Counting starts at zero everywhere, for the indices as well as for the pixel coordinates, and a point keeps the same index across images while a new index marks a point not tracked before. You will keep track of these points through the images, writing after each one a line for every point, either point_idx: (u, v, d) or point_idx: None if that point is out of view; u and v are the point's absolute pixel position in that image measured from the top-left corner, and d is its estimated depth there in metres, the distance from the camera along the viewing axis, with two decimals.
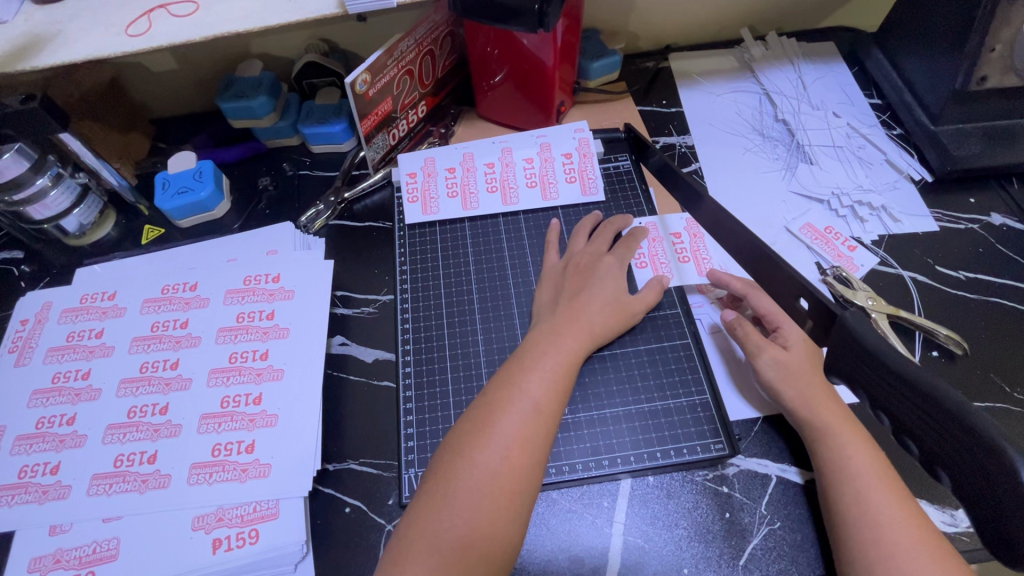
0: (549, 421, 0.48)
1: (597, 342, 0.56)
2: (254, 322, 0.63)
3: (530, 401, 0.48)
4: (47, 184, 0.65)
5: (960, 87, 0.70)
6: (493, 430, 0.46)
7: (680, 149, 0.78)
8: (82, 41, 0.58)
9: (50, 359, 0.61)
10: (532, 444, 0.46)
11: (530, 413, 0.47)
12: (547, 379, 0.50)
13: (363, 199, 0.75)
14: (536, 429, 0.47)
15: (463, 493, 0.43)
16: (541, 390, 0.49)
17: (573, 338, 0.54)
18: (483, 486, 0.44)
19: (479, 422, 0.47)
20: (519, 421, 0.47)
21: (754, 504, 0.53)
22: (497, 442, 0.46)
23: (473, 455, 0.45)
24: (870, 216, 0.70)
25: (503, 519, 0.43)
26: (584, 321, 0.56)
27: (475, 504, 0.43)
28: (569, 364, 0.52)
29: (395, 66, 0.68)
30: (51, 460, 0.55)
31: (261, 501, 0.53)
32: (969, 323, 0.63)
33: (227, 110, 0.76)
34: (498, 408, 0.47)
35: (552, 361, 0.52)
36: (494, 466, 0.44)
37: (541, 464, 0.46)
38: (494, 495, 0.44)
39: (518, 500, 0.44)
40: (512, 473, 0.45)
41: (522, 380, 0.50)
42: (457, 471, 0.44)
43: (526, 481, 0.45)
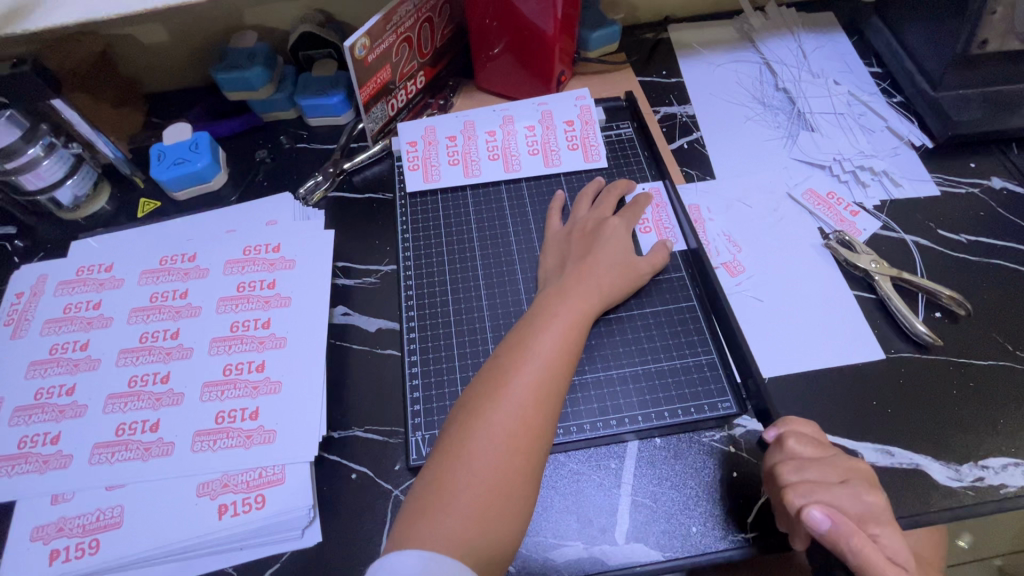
0: (562, 380, 0.48)
1: (607, 301, 0.56)
2: (254, 291, 0.62)
3: (543, 360, 0.48)
4: (39, 153, 0.63)
5: (960, 51, 0.70)
6: (507, 389, 0.46)
7: (681, 118, 0.78)
8: (74, 2, 0.57)
9: (46, 331, 0.60)
10: (546, 402, 0.46)
11: (543, 372, 0.47)
12: (560, 339, 0.50)
13: (362, 170, 0.74)
14: (549, 388, 0.47)
15: (479, 451, 0.43)
16: (553, 349, 0.49)
17: (581, 299, 0.54)
18: (499, 444, 0.44)
19: (493, 382, 0.47)
20: (532, 380, 0.47)
21: (762, 462, 0.53)
22: (511, 401, 0.45)
23: (487, 414, 0.45)
24: (872, 181, 0.71)
25: (519, 476, 0.43)
26: (592, 283, 0.55)
27: (492, 462, 0.43)
28: (580, 325, 0.52)
29: (393, 32, 0.67)
30: (51, 430, 0.54)
31: (267, 467, 0.53)
32: (971, 285, 0.63)
33: (223, 80, 0.74)
34: (511, 368, 0.47)
35: (562, 323, 0.51)
36: (509, 425, 0.44)
37: (554, 422, 0.46)
38: (509, 453, 0.44)
39: (534, 458, 0.44)
40: (528, 430, 0.45)
41: (534, 341, 0.49)
42: (471, 429, 0.44)
43: (540, 439, 0.45)
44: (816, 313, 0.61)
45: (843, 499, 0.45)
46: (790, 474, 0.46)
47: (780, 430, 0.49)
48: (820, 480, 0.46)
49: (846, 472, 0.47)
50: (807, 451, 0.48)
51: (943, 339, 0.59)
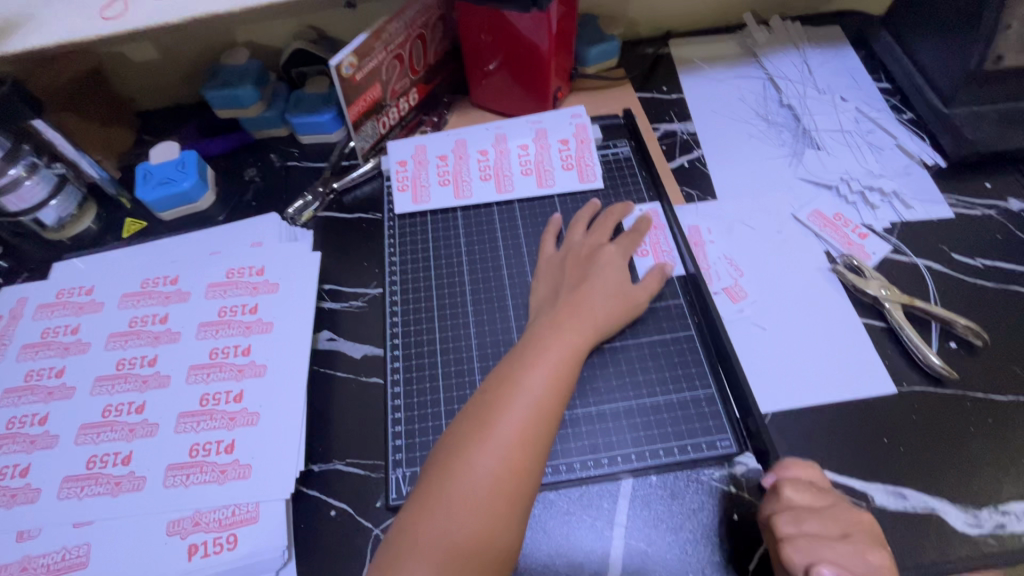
0: (552, 418, 0.45)
1: (602, 333, 0.53)
2: (236, 316, 0.60)
3: (533, 397, 0.45)
4: (21, 174, 0.62)
5: (974, 67, 0.67)
6: (493, 428, 0.43)
7: (681, 136, 0.75)
8: (57, 25, 0.56)
9: (23, 357, 0.59)
10: (533, 444, 0.43)
11: (532, 411, 0.44)
12: (551, 374, 0.47)
13: (353, 190, 0.72)
14: (538, 427, 0.44)
15: (460, 497, 0.41)
16: (544, 386, 0.46)
17: (575, 333, 0.51)
18: (481, 490, 0.41)
19: (478, 420, 0.44)
20: (520, 420, 0.44)
21: (764, 504, 0.50)
22: (496, 443, 0.42)
23: (470, 457, 0.42)
24: (881, 203, 0.67)
25: (501, 523, 0.41)
26: (586, 312, 0.53)
27: (473, 508, 0.40)
28: (574, 358, 0.49)
29: (383, 50, 0.65)
30: (21, 462, 0.52)
31: (241, 504, 0.50)
32: (988, 314, 0.59)
33: (212, 98, 0.73)
34: (498, 404, 0.44)
35: (554, 356, 0.48)
36: (493, 470, 0.41)
37: (542, 465, 0.44)
38: (492, 499, 0.41)
39: (518, 503, 0.42)
40: (512, 475, 0.42)
41: (524, 376, 0.46)
42: (453, 471, 0.42)
43: (525, 483, 0.42)
44: (823, 343, 0.58)
45: (849, 557, 0.43)
46: (786, 526, 0.44)
47: (779, 476, 0.47)
48: (822, 534, 0.44)
49: (848, 525, 0.44)
50: (805, 499, 0.46)
51: (959, 372, 0.56)
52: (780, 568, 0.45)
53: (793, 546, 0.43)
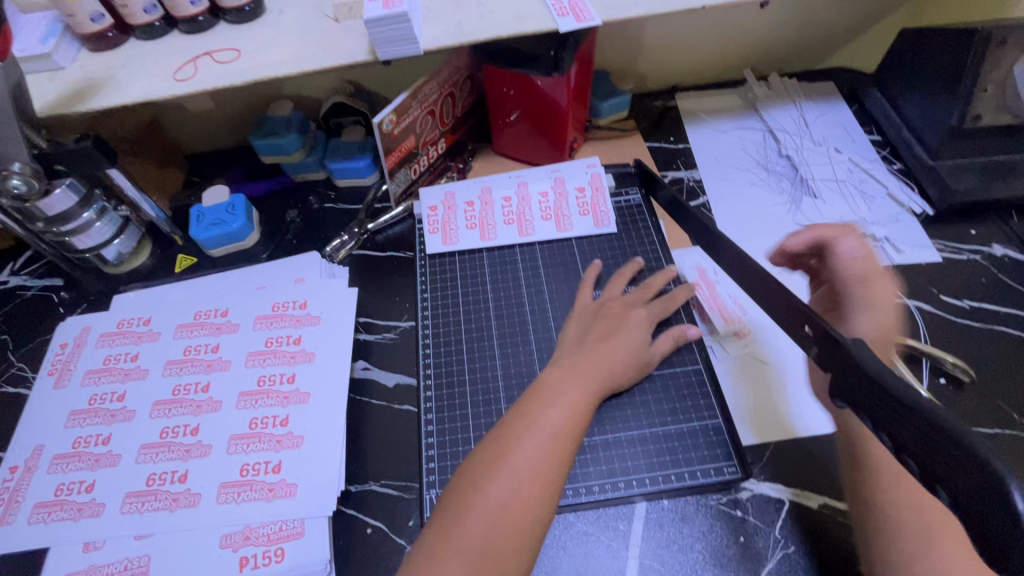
0: (564, 454, 0.48)
1: (615, 379, 0.57)
2: (281, 346, 0.66)
3: (545, 434, 0.49)
4: (92, 217, 0.69)
5: (955, 124, 0.73)
6: (507, 459, 0.47)
7: (688, 183, 0.82)
8: (136, 85, 0.63)
9: (87, 382, 0.64)
10: (543, 476, 0.47)
11: (545, 446, 0.48)
12: (565, 415, 0.51)
13: (386, 230, 0.79)
14: (551, 462, 0.47)
15: (473, 524, 0.44)
16: (558, 424, 0.50)
17: (589, 379, 0.54)
18: (493, 516, 0.44)
19: (495, 452, 0.48)
20: (533, 454, 0.47)
21: (769, 528, 0.54)
22: (509, 473, 0.46)
23: (485, 485, 0.46)
24: (874, 247, 0.73)
25: (508, 551, 0.44)
26: (601, 357, 0.57)
27: (483, 534, 0.44)
28: (586, 401, 0.53)
29: (418, 107, 0.73)
30: (87, 479, 0.58)
31: (287, 521, 0.55)
32: (975, 353, 0.64)
33: (259, 146, 0.80)
34: (513, 439, 0.48)
35: (568, 397, 0.52)
36: (504, 500, 0.45)
37: (552, 497, 0.47)
38: (502, 527, 0.44)
39: (526, 533, 0.45)
40: (523, 504, 0.45)
41: (539, 413, 0.50)
42: (470, 499, 0.45)
43: (534, 513, 0.45)
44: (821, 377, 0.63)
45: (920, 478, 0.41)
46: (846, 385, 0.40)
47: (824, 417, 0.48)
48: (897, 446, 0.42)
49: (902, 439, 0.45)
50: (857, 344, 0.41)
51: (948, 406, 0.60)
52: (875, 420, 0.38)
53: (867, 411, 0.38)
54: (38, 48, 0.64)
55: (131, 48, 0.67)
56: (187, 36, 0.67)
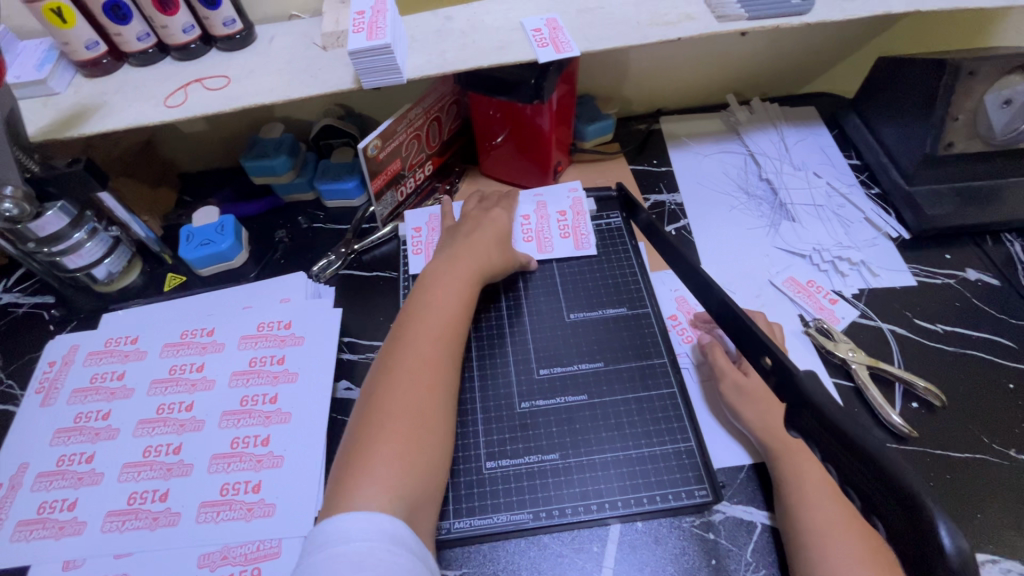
0: (443, 356, 0.56)
1: (479, 278, 0.66)
2: (265, 366, 0.67)
3: (425, 341, 0.56)
4: (83, 237, 0.70)
5: (929, 151, 0.75)
6: (397, 368, 0.53)
7: (669, 206, 0.83)
8: (127, 111, 0.65)
9: (73, 400, 0.65)
10: (432, 378, 0.53)
11: (427, 356, 0.55)
12: (438, 322, 0.58)
13: (372, 250, 0.80)
14: (431, 364, 0.54)
15: (382, 430, 0.49)
16: (433, 331, 0.57)
17: (452, 288, 0.62)
18: (399, 420, 0.50)
19: (384, 368, 0.54)
20: (416, 362, 0.54)
21: (740, 551, 0.55)
22: (400, 381, 0.52)
23: (385, 398, 0.51)
24: (850, 271, 0.74)
25: (424, 440, 0.50)
26: (468, 261, 0.66)
27: (396, 437, 0.49)
28: (456, 313, 0.60)
29: (404, 132, 0.74)
30: (69, 497, 0.58)
31: (265, 540, 0.55)
32: (948, 376, 0.65)
33: (249, 167, 0.82)
34: (395, 354, 0.55)
35: (435, 306, 0.59)
36: (403, 402, 0.51)
37: (446, 397, 0.54)
38: (408, 425, 0.50)
39: (433, 425, 0.51)
40: (423, 401, 0.52)
41: (412, 329, 0.57)
42: (373, 412, 0.50)
43: (434, 409, 0.52)
44: None
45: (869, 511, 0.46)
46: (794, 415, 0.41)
47: None
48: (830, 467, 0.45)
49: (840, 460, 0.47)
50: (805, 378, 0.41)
51: (920, 430, 0.61)
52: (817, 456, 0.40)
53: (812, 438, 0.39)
54: (34, 74, 0.66)
55: (125, 74, 0.69)
56: (179, 63, 0.69)
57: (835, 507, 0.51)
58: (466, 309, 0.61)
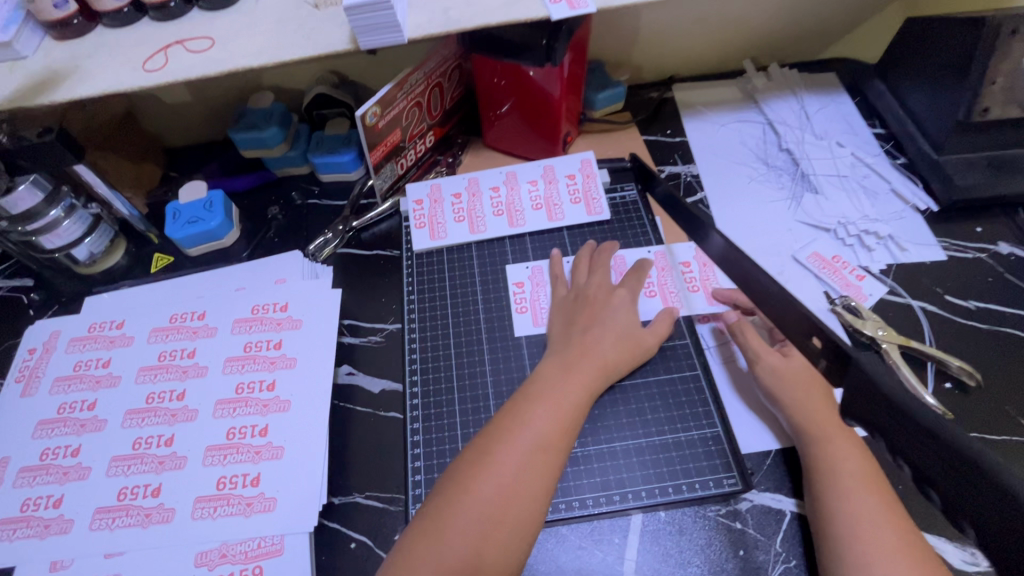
0: (554, 454, 0.48)
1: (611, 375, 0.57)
2: (261, 351, 0.63)
3: (533, 433, 0.48)
4: (60, 214, 0.65)
5: (962, 117, 0.71)
6: (493, 459, 0.46)
7: (685, 179, 0.79)
8: (101, 75, 0.60)
9: (56, 389, 0.61)
10: (532, 476, 0.46)
11: (533, 446, 0.47)
12: (554, 413, 0.50)
13: (371, 227, 0.75)
14: (536, 462, 0.47)
15: (454, 528, 0.43)
16: (546, 424, 0.49)
17: (583, 373, 0.54)
18: (478, 518, 0.43)
19: (481, 452, 0.47)
20: (520, 453, 0.47)
21: (769, 541, 0.52)
22: (495, 473, 0.45)
23: (469, 487, 0.45)
24: (877, 245, 0.71)
25: (498, 550, 0.43)
26: (588, 367, 0.55)
27: (465, 539, 0.42)
28: (573, 409, 0.51)
29: (404, 99, 0.69)
30: (54, 493, 0.55)
31: (266, 537, 0.52)
32: (982, 355, 0.62)
33: (238, 139, 0.76)
34: (500, 439, 0.48)
35: (561, 398, 0.51)
36: (490, 501, 0.44)
37: (542, 499, 0.46)
38: (485, 531, 0.43)
39: (513, 538, 0.43)
40: (507, 502, 0.44)
41: (526, 415, 0.50)
42: (453, 502, 0.44)
43: (523, 515, 0.44)
44: None
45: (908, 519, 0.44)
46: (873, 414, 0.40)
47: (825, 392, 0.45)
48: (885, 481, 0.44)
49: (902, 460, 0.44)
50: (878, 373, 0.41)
51: (954, 412, 0.58)
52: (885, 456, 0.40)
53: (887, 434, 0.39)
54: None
55: (98, 36, 0.63)
56: (158, 24, 0.63)
57: (873, 498, 0.48)
58: (583, 414, 0.52)
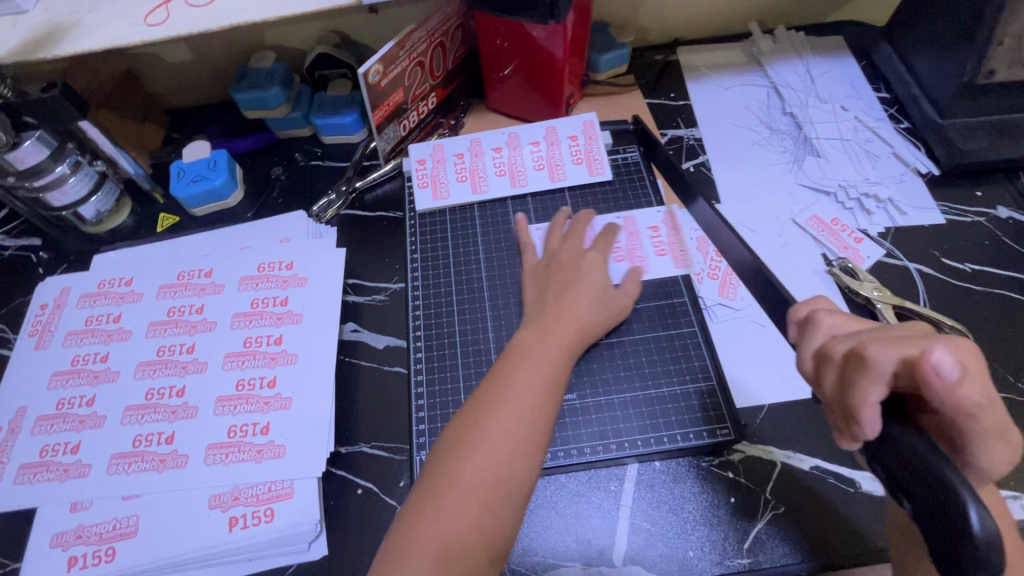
0: (546, 414, 0.49)
1: (590, 335, 0.58)
2: (267, 308, 0.64)
3: (525, 397, 0.49)
4: (66, 171, 0.66)
5: (967, 80, 0.70)
6: (489, 424, 0.47)
7: (688, 142, 0.79)
8: (103, 30, 0.59)
9: (69, 342, 0.63)
10: (529, 436, 0.47)
11: (527, 405, 0.49)
12: (543, 375, 0.51)
13: (374, 188, 0.76)
14: (532, 425, 0.48)
15: (460, 489, 0.44)
16: (536, 384, 0.50)
17: (564, 334, 0.56)
18: (483, 479, 0.45)
19: (475, 417, 0.48)
20: (516, 418, 0.48)
21: (759, 489, 0.54)
22: (493, 435, 0.47)
23: (468, 452, 0.46)
24: (877, 209, 0.71)
25: (503, 505, 0.45)
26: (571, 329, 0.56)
27: (472, 497, 0.44)
28: (560, 370, 0.52)
29: (406, 57, 0.69)
30: (71, 440, 0.57)
31: (276, 482, 0.54)
32: (974, 315, 0.63)
33: (241, 100, 0.76)
34: (492, 403, 0.48)
35: (550, 360, 0.52)
36: (489, 464, 0.45)
37: (538, 455, 0.47)
38: (489, 491, 0.45)
39: (514, 496, 0.45)
40: (506, 467, 0.46)
41: (517, 378, 0.50)
42: (452, 468, 0.45)
43: (522, 475, 0.46)
44: None
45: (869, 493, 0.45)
46: (847, 342, 0.37)
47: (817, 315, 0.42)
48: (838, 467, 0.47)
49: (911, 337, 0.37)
50: (843, 324, 0.40)
51: None
52: (842, 405, 0.37)
53: (872, 341, 0.35)
54: None
55: None
56: None
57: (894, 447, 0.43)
58: (568, 370, 0.54)
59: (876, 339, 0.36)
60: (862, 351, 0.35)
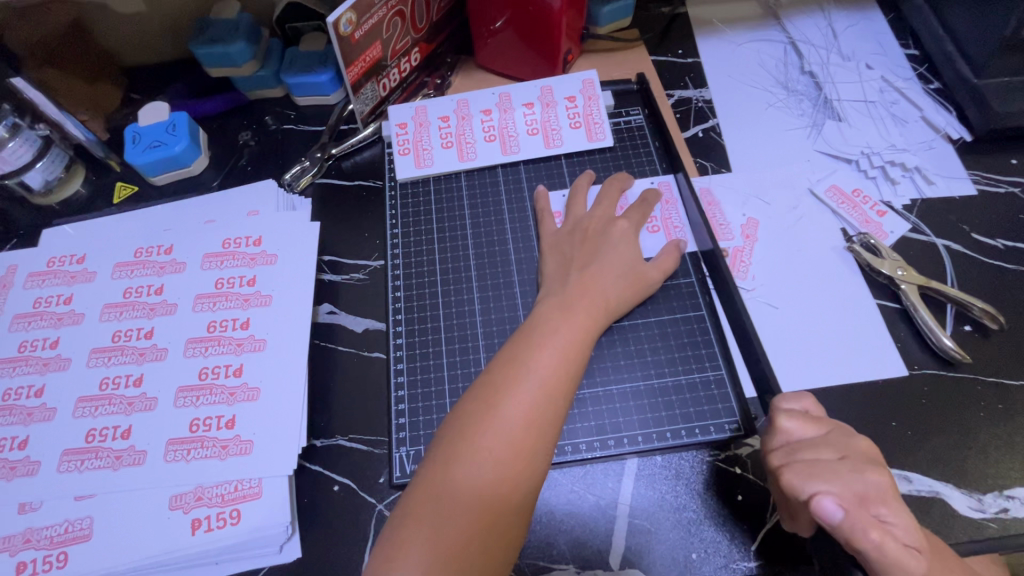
0: (561, 399, 0.44)
1: (614, 315, 0.53)
2: (234, 288, 0.58)
3: (538, 380, 0.44)
4: (3, 135, 0.59)
5: (1010, 34, 0.63)
6: (499, 410, 0.42)
7: (696, 104, 0.72)
8: None
9: (16, 326, 0.57)
10: (541, 425, 0.43)
11: (539, 394, 0.44)
12: (559, 356, 0.46)
13: (352, 155, 0.69)
14: (546, 413, 0.43)
15: (466, 482, 0.40)
16: (551, 368, 0.45)
17: (586, 313, 0.50)
18: (490, 473, 0.40)
19: (484, 402, 0.43)
20: (527, 405, 0.43)
21: (769, 486, 0.50)
22: (502, 425, 0.42)
23: (475, 440, 0.41)
24: (902, 178, 0.65)
25: (511, 505, 0.40)
26: (592, 310, 0.51)
27: (477, 494, 0.40)
28: (578, 351, 0.47)
29: (384, 6, 0.61)
30: (19, 435, 0.52)
31: (243, 480, 0.50)
32: (1005, 297, 0.58)
33: (202, 55, 0.68)
34: (504, 388, 0.44)
35: (566, 340, 0.47)
36: (498, 455, 0.41)
37: (550, 449, 0.43)
38: (497, 485, 0.40)
39: (526, 491, 0.41)
40: (517, 459, 0.41)
41: (531, 359, 0.46)
42: (457, 456, 0.41)
43: (534, 467, 0.41)
44: (834, 319, 0.57)
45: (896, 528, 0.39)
46: (780, 459, 0.40)
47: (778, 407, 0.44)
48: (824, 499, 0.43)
49: (845, 449, 0.40)
50: (800, 429, 0.42)
51: (971, 355, 0.55)
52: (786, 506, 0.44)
53: (792, 471, 0.38)
54: None
55: None
56: None
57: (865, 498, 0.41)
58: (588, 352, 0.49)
59: (799, 466, 0.39)
60: (784, 483, 0.38)
